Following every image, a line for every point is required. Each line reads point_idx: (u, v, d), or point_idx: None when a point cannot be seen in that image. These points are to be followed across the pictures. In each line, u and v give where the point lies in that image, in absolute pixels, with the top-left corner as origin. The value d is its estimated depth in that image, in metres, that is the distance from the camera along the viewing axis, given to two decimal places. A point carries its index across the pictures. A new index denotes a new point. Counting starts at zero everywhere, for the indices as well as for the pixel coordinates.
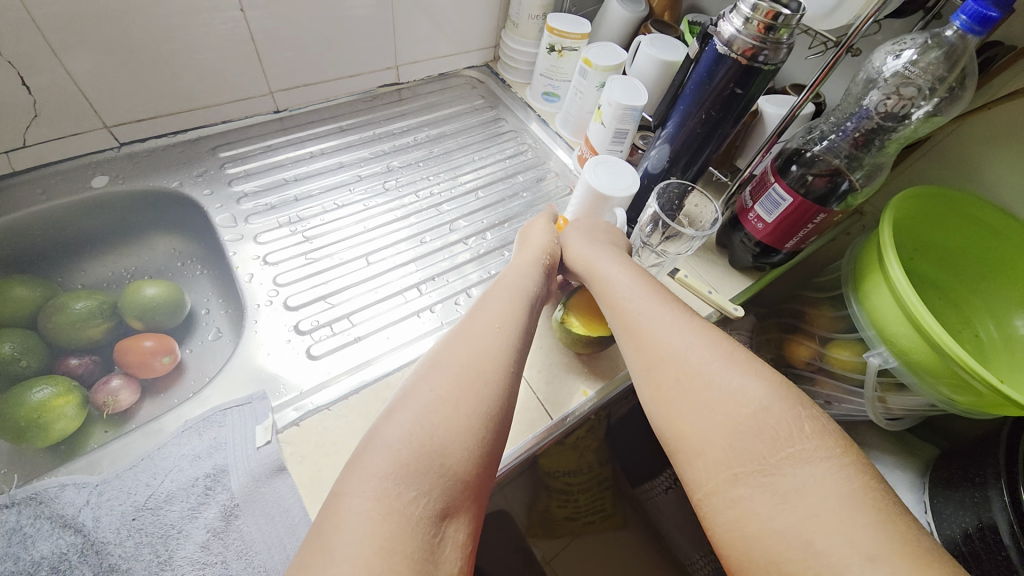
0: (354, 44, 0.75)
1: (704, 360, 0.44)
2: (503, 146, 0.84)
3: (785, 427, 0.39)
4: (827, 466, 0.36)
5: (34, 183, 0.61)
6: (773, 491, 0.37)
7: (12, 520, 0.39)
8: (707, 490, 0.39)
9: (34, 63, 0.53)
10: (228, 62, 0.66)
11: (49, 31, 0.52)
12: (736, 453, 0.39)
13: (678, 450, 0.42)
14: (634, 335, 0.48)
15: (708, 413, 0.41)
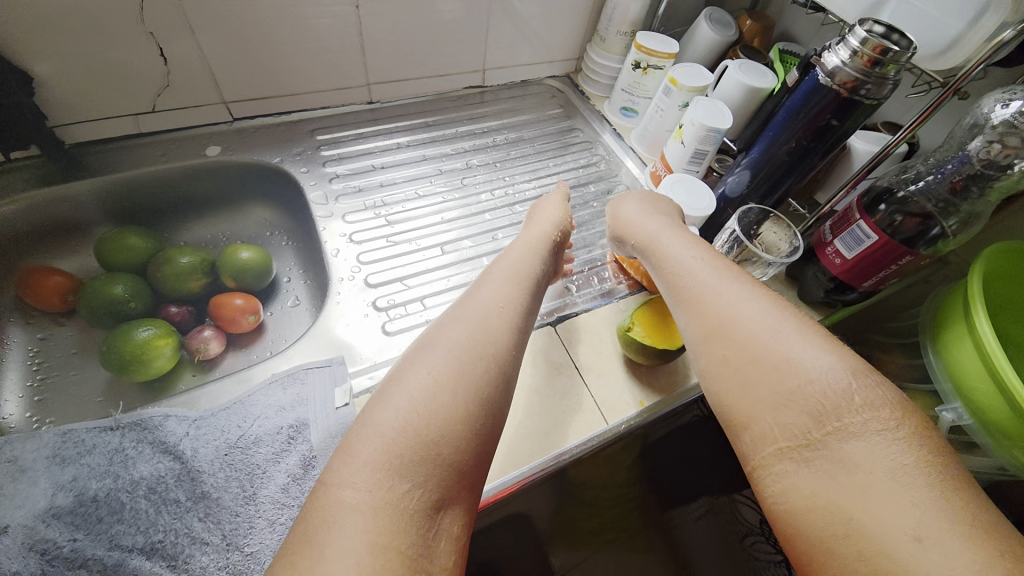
0: (448, 44, 0.79)
1: (753, 332, 0.43)
2: (578, 157, 0.86)
3: (835, 400, 0.37)
4: (880, 440, 0.35)
5: (156, 146, 0.68)
6: (820, 466, 0.36)
7: (115, 441, 0.43)
8: (755, 466, 0.40)
9: (169, 35, 0.59)
10: (334, 52, 0.71)
11: (187, 9, 0.58)
12: (781, 428, 0.39)
13: (729, 425, 0.43)
14: (685, 307, 0.48)
15: (756, 388, 0.41)
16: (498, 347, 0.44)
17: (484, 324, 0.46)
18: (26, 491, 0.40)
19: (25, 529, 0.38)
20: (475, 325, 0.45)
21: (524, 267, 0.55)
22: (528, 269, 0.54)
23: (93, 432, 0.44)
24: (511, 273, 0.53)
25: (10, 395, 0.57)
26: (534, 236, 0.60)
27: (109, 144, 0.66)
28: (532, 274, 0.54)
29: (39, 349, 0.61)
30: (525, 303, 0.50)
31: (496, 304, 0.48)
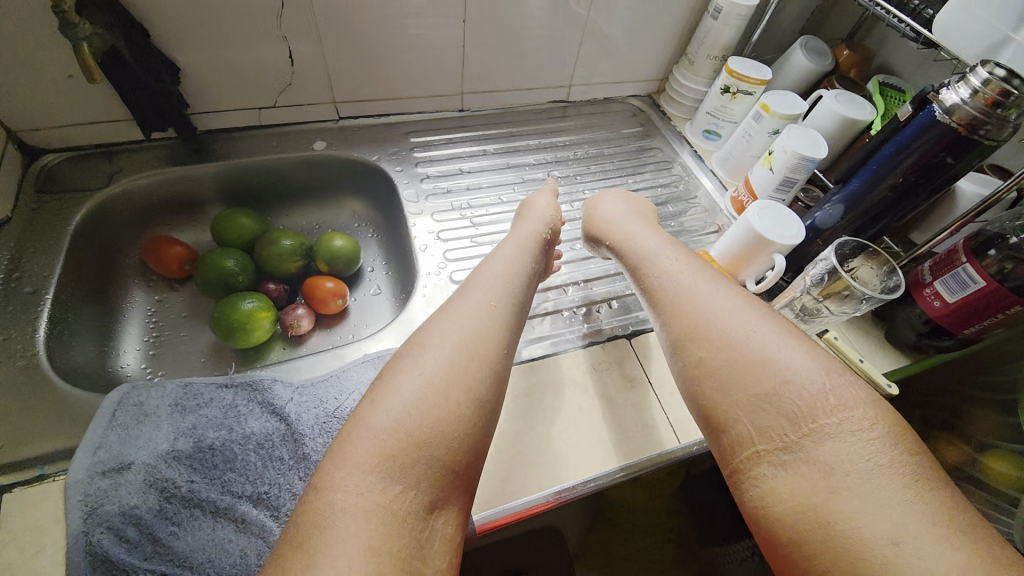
0: (541, 59, 0.82)
1: (730, 334, 0.46)
2: (658, 176, 0.86)
3: (811, 402, 0.40)
4: (853, 441, 0.37)
5: (269, 137, 0.74)
6: (797, 470, 0.38)
7: (229, 397, 0.48)
8: (737, 470, 0.41)
9: (298, 34, 0.65)
10: (437, 61, 0.76)
11: (316, 12, 0.63)
12: (759, 432, 0.41)
13: (709, 427, 0.45)
14: (665, 310, 0.51)
15: (733, 391, 0.43)
16: (484, 346, 0.45)
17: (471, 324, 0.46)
18: (150, 433, 0.44)
19: (147, 467, 0.42)
20: (458, 325, 0.46)
21: (520, 257, 0.57)
22: (519, 257, 0.57)
23: (210, 387, 0.49)
24: (507, 266, 0.55)
25: (131, 347, 0.64)
26: (525, 229, 0.61)
27: (231, 133, 0.72)
28: (525, 264, 0.57)
29: (156, 309, 0.68)
30: (513, 297, 0.51)
31: (482, 302, 0.49)
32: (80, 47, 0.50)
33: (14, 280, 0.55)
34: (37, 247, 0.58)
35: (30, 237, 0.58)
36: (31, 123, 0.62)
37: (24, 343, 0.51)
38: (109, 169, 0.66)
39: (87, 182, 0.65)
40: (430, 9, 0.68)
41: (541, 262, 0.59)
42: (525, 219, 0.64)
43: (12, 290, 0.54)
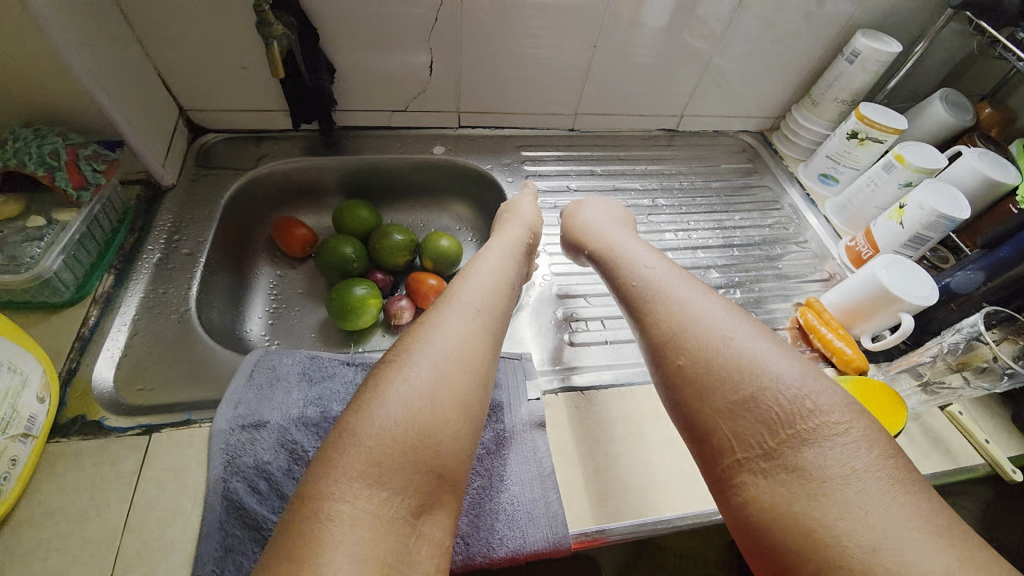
0: (660, 88, 0.83)
1: (708, 340, 0.44)
2: (767, 216, 0.84)
3: (787, 407, 0.39)
4: (830, 444, 0.36)
5: (395, 138, 0.79)
6: (780, 477, 0.37)
7: (350, 374, 0.52)
8: (721, 482, 0.40)
9: (442, 45, 0.69)
10: (559, 81, 0.78)
11: (461, 26, 0.67)
12: (738, 440, 0.39)
13: (690, 438, 0.43)
14: (642, 316, 0.50)
15: (713, 399, 0.41)
16: (460, 344, 0.44)
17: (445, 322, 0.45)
18: (282, 396, 0.48)
19: (280, 428, 0.46)
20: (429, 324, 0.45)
21: (506, 265, 0.56)
22: (503, 264, 0.56)
23: (332, 362, 0.53)
24: (495, 276, 0.53)
25: (256, 315, 0.70)
26: (516, 236, 0.61)
27: (362, 130, 0.78)
28: (510, 269, 0.56)
29: (277, 283, 0.74)
30: (489, 298, 0.50)
31: (451, 301, 0.48)
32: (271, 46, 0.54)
33: (175, 241, 0.61)
34: (195, 214, 0.64)
35: (191, 205, 0.65)
36: (202, 104, 0.69)
37: (179, 299, 0.57)
38: (258, 152, 0.74)
39: (239, 161, 0.72)
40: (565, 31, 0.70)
41: (519, 267, 0.58)
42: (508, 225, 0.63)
43: (173, 250, 0.60)
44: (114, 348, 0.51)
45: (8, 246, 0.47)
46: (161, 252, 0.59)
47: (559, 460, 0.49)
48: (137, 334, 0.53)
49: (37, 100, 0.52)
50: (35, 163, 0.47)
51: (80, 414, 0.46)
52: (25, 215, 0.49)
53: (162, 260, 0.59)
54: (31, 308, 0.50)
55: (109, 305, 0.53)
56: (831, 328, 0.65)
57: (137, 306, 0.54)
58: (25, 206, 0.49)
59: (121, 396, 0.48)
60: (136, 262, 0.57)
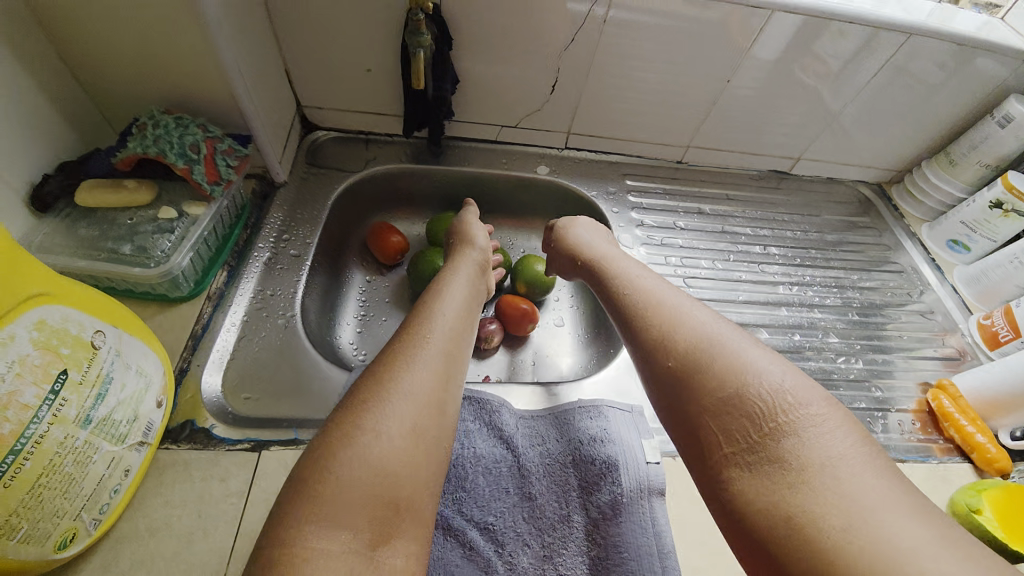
0: (783, 130, 0.78)
1: (696, 340, 0.42)
2: (886, 279, 0.78)
3: (769, 401, 0.36)
4: (813, 437, 0.34)
5: (501, 154, 0.77)
6: (763, 470, 0.34)
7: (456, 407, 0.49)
8: (706, 481, 0.37)
9: (574, 62, 0.65)
10: (680, 113, 0.73)
11: (597, 46, 0.63)
12: (723, 436, 0.36)
13: (680, 442, 0.40)
14: (629, 318, 0.48)
15: (698, 394, 0.39)
16: (432, 388, 0.40)
17: (412, 367, 0.40)
18: None
19: None
20: (392, 360, 0.41)
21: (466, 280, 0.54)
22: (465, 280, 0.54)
23: None
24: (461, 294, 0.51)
25: (348, 319, 0.68)
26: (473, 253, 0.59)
27: (469, 142, 0.76)
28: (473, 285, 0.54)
29: (367, 288, 0.72)
30: (456, 332, 0.45)
31: (417, 337, 0.43)
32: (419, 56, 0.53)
33: (284, 240, 0.60)
34: (304, 216, 0.64)
35: (301, 204, 0.65)
36: (319, 101, 0.68)
37: (285, 304, 0.55)
38: (365, 154, 0.72)
39: (347, 162, 0.71)
40: (705, 61, 0.66)
41: (478, 291, 0.54)
42: (461, 245, 0.61)
43: (281, 251, 0.59)
44: (223, 348, 0.50)
45: (139, 236, 0.45)
46: (270, 251, 0.58)
47: (679, 536, 0.45)
48: (246, 336, 0.51)
49: (175, 88, 0.51)
50: (176, 154, 0.46)
51: (189, 419, 0.44)
52: (155, 204, 0.48)
53: (271, 260, 0.58)
54: (148, 299, 0.49)
55: (221, 302, 0.52)
56: (968, 417, 0.60)
57: (246, 307, 0.53)
58: (157, 193, 0.48)
59: (229, 403, 0.47)
60: (248, 259, 0.56)
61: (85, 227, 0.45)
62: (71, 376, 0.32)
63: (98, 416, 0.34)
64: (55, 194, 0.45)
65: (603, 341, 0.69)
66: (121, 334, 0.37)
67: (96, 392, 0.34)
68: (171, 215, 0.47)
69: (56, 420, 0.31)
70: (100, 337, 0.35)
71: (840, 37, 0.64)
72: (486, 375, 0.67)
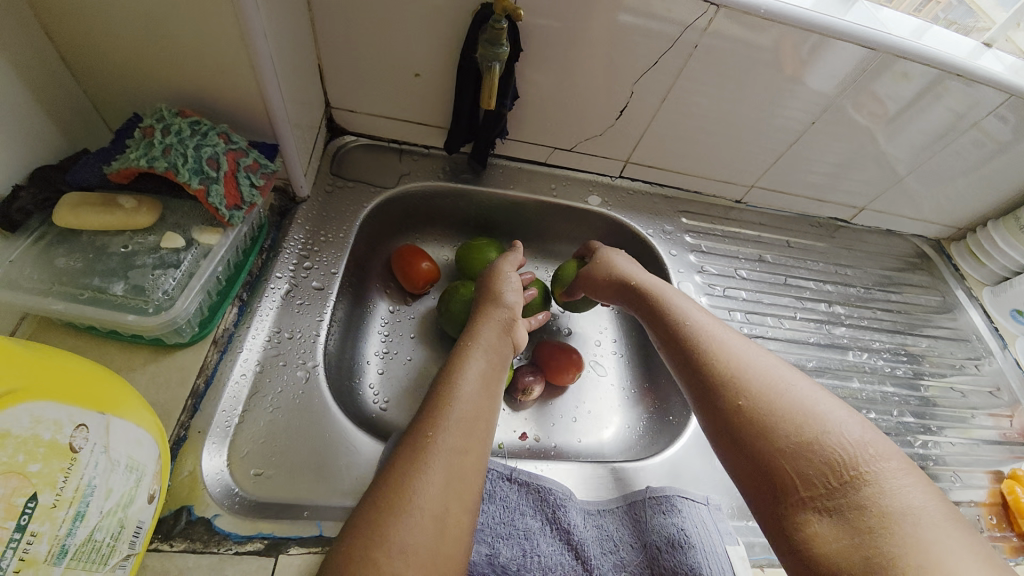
0: (854, 179, 0.71)
1: (768, 381, 0.39)
2: (938, 345, 0.72)
3: (848, 447, 0.34)
4: (898, 488, 0.32)
5: (550, 179, 0.68)
6: (841, 515, 0.32)
7: (514, 497, 0.42)
8: (774, 519, 0.35)
9: (649, 88, 0.58)
10: (750, 153, 0.67)
11: (679, 71, 0.56)
12: (797, 478, 0.34)
13: (746, 486, 0.37)
14: (684, 348, 0.45)
15: (772, 436, 0.36)
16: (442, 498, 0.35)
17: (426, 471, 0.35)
18: None
19: None
20: (409, 459, 0.36)
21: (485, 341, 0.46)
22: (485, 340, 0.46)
23: (492, 476, 0.43)
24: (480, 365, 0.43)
25: (371, 356, 0.59)
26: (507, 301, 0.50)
27: (516, 162, 0.68)
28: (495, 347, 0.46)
29: (389, 320, 0.62)
30: (467, 423, 0.38)
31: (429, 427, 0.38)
32: (493, 69, 0.47)
33: (306, 269, 0.51)
34: (328, 237, 0.54)
35: (326, 223, 0.55)
36: (352, 103, 0.59)
37: (305, 350, 0.46)
38: (398, 168, 0.63)
39: (377, 176, 0.62)
40: (793, 99, 0.59)
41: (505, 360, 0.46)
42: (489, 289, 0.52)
43: (301, 282, 0.50)
44: (231, 408, 0.41)
45: (134, 273, 0.36)
46: (289, 282, 0.49)
47: None
48: (260, 392, 0.42)
49: (187, 81, 0.41)
50: (190, 170, 0.37)
51: (185, 504, 0.36)
52: (155, 229, 0.39)
53: (290, 293, 0.49)
54: (139, 342, 0.40)
55: (229, 347, 0.43)
56: None
57: (260, 354, 0.44)
58: (159, 215, 0.39)
59: (235, 482, 0.38)
60: (263, 291, 0.47)
61: (65, 255, 0.36)
62: (41, 501, 0.24)
63: (76, 542, 0.25)
64: (28, 210, 0.36)
65: (656, 401, 0.62)
66: (111, 421, 0.28)
67: (74, 511, 0.25)
68: (176, 244, 0.38)
69: (24, 564, 0.23)
70: (82, 434, 0.26)
71: (902, 78, 0.56)
72: (523, 433, 0.58)
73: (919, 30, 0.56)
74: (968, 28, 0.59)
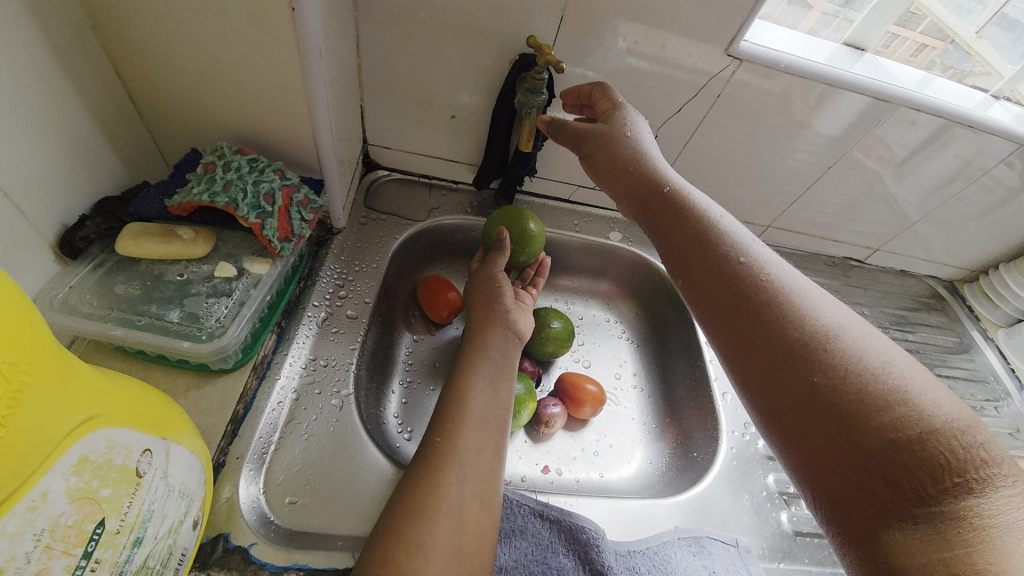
0: (868, 222, 0.73)
1: (853, 356, 0.33)
2: (957, 386, 0.72)
3: (954, 447, 0.29)
4: (1009, 501, 0.27)
5: (573, 215, 0.70)
6: (932, 527, 0.27)
7: (544, 534, 0.42)
8: (844, 516, 0.30)
9: (673, 131, 0.61)
10: (767, 195, 0.69)
11: (702, 117, 0.59)
12: (883, 477, 0.29)
13: (812, 470, 0.32)
14: (744, 306, 0.38)
15: (857, 425, 0.31)
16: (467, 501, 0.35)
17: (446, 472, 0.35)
18: None
19: None
20: (433, 462, 0.36)
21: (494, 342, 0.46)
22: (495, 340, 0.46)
23: (523, 511, 0.43)
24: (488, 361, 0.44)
25: (396, 385, 0.59)
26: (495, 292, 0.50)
27: (541, 198, 0.70)
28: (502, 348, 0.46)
29: (414, 350, 0.63)
30: (481, 422, 0.39)
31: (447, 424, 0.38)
32: (528, 114, 0.53)
33: (340, 297, 0.52)
34: (362, 267, 0.56)
35: (360, 254, 0.57)
36: (387, 140, 0.61)
37: (340, 378, 0.47)
38: (428, 201, 0.65)
39: (408, 208, 0.64)
40: (810, 145, 0.62)
41: (512, 349, 0.46)
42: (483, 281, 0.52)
43: (336, 311, 0.51)
44: (268, 435, 0.41)
45: (189, 300, 0.38)
46: (325, 310, 0.50)
47: None
48: (296, 419, 0.43)
49: (244, 119, 0.43)
50: (247, 205, 0.40)
51: (223, 532, 0.36)
52: (209, 258, 0.41)
53: (326, 322, 0.50)
54: (184, 367, 0.41)
55: (268, 374, 0.44)
56: None
57: (297, 382, 0.45)
58: (213, 245, 0.41)
59: (272, 510, 0.38)
60: (300, 319, 0.48)
61: (123, 281, 0.38)
62: (108, 526, 0.24)
63: (132, 570, 0.26)
64: (91, 238, 0.37)
65: (678, 437, 0.62)
66: (170, 448, 0.29)
67: (134, 537, 0.25)
68: (229, 273, 0.40)
69: None
70: (147, 459, 0.27)
71: (911, 126, 0.59)
72: (546, 466, 0.58)
73: (924, 81, 0.59)
74: (965, 72, 0.62)
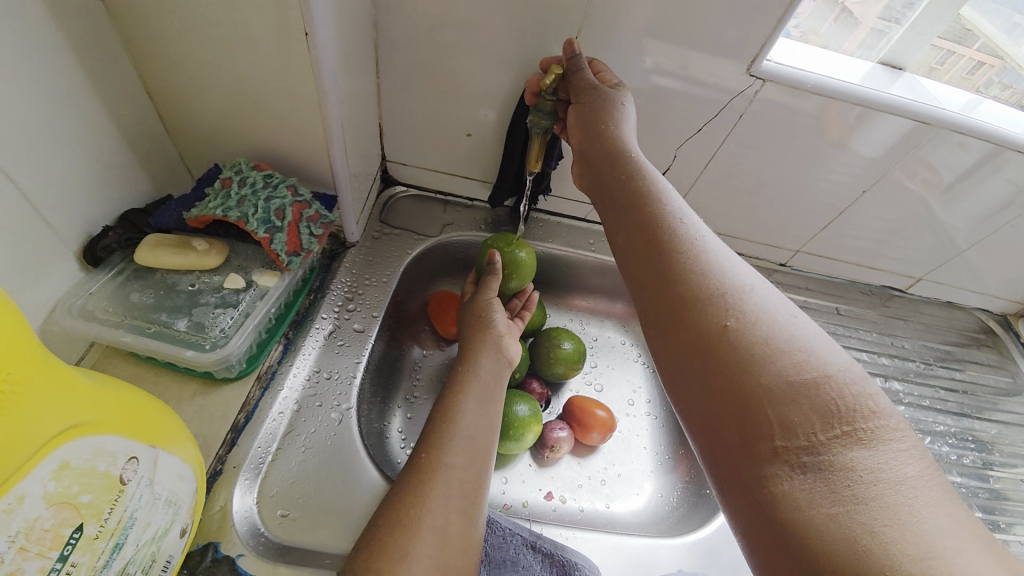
0: (908, 249, 0.69)
1: (754, 303, 0.31)
2: (1009, 432, 0.66)
3: (845, 393, 0.27)
4: (899, 454, 0.25)
5: (589, 235, 0.69)
6: (819, 474, 0.25)
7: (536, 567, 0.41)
8: (733, 467, 0.28)
9: (693, 151, 0.59)
10: (795, 219, 0.66)
11: (722, 138, 0.57)
12: (775, 424, 0.27)
13: (707, 417, 0.30)
14: (657, 250, 0.35)
15: (753, 369, 0.28)
16: (453, 522, 0.34)
17: (430, 490, 0.34)
18: None
19: None
20: (417, 480, 0.35)
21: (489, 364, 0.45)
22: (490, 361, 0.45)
23: (515, 541, 0.42)
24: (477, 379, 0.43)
25: (401, 398, 0.59)
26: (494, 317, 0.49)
27: (558, 217, 0.69)
28: (496, 369, 0.45)
29: (421, 364, 0.62)
30: (472, 441, 0.38)
31: (435, 439, 0.38)
32: (535, 138, 0.53)
33: (348, 310, 0.53)
34: (371, 280, 0.57)
35: (371, 267, 0.58)
36: (404, 157, 0.63)
37: (342, 392, 0.47)
38: (442, 217, 0.66)
39: (422, 224, 0.64)
40: (842, 166, 0.58)
41: (501, 368, 0.46)
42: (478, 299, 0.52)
43: (343, 324, 0.52)
44: (266, 445, 0.42)
45: (198, 310, 0.40)
46: (332, 322, 0.51)
47: None
48: (294, 431, 0.43)
49: (262, 136, 0.45)
50: (258, 220, 0.41)
51: (213, 541, 0.37)
52: (221, 269, 0.43)
53: (332, 334, 0.50)
54: (191, 374, 0.42)
55: (271, 384, 0.45)
56: None
57: (299, 393, 0.45)
58: (226, 257, 0.43)
59: (262, 520, 0.39)
60: (307, 331, 0.49)
61: (139, 289, 0.40)
62: (86, 531, 0.25)
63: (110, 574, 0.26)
64: (112, 248, 0.39)
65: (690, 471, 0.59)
66: (159, 455, 0.29)
67: (113, 543, 0.26)
68: (238, 285, 0.42)
69: None
70: (133, 466, 0.27)
71: (955, 148, 0.55)
72: (549, 492, 0.56)
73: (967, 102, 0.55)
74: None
